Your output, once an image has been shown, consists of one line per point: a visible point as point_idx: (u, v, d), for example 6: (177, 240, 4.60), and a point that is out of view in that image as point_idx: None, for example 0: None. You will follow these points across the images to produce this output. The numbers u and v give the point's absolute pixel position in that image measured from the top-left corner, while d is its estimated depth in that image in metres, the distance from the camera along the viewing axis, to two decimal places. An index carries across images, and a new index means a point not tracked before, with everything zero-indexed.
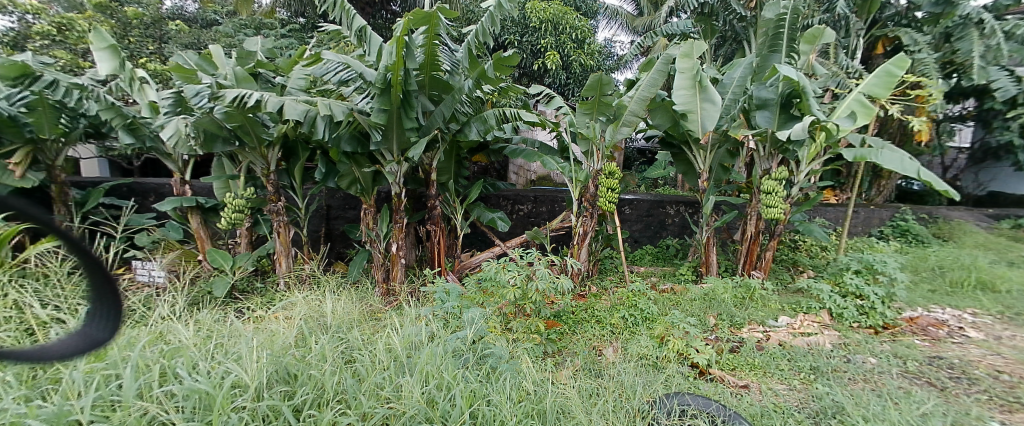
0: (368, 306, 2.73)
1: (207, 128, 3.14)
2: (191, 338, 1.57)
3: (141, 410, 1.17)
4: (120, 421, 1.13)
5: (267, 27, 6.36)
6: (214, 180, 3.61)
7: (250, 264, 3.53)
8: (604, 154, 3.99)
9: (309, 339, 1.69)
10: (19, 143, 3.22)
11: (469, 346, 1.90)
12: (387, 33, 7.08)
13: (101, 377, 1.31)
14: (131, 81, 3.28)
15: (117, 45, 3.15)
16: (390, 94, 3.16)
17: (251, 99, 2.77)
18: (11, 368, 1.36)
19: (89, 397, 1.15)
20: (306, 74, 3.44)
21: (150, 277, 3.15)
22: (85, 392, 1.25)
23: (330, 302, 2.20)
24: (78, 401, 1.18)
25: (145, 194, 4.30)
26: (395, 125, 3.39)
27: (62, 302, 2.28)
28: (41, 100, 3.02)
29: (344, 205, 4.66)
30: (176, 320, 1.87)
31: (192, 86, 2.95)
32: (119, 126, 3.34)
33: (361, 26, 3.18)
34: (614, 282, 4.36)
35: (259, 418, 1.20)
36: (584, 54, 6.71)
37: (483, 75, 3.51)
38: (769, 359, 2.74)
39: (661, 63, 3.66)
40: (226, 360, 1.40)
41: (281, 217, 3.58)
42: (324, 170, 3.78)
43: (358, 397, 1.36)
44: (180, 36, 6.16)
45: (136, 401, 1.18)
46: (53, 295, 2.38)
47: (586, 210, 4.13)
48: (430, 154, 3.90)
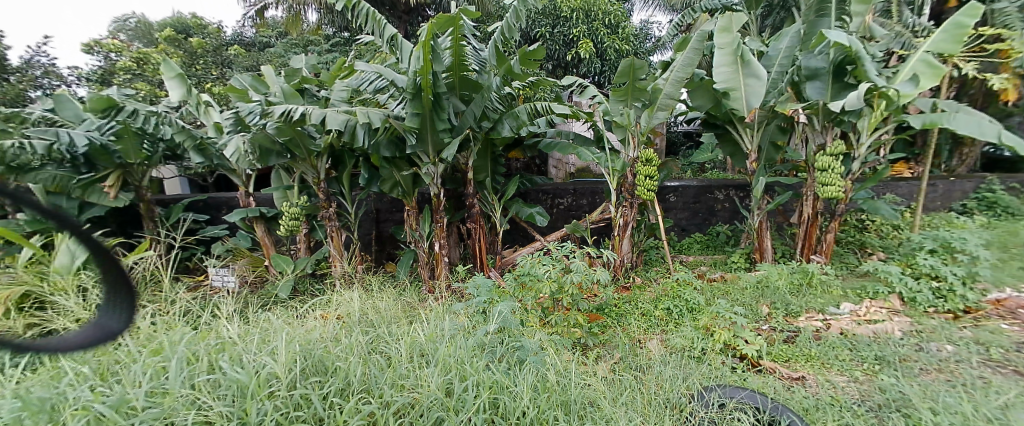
0: (409, 303, 2.82)
1: (262, 143, 3.39)
2: (240, 334, 1.70)
3: (188, 397, 1.28)
4: (170, 406, 1.24)
5: (314, 44, 6.79)
6: (273, 191, 3.88)
7: (309, 267, 3.78)
8: (641, 141, 3.85)
9: (344, 335, 1.79)
10: (110, 168, 3.59)
11: (499, 340, 1.96)
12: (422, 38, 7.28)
13: (157, 368, 1.44)
14: (198, 105, 3.57)
15: (183, 73, 3.47)
16: (421, 97, 3.26)
17: (296, 113, 2.95)
18: (91, 360, 1.54)
19: (142, 386, 1.25)
20: (346, 85, 3.62)
21: (224, 282, 3.36)
22: (142, 382, 1.37)
23: (372, 300, 2.31)
24: (136, 389, 1.29)
25: (219, 208, 4.67)
26: (429, 128, 3.49)
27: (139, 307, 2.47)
28: (126, 128, 3.33)
29: (391, 208, 4.86)
30: (236, 320, 2.03)
31: (246, 105, 3.20)
32: (190, 147, 3.66)
33: (392, 35, 3.30)
34: (660, 273, 4.21)
35: (292, 405, 1.30)
36: (618, 39, 6.54)
37: (510, 71, 3.55)
38: (827, 349, 2.54)
39: (696, 41, 3.47)
40: (266, 353, 1.51)
41: (333, 222, 3.81)
42: (368, 176, 3.95)
43: (381, 386, 1.43)
44: (240, 60, 6.74)
45: (181, 389, 1.29)
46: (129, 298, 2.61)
47: (625, 200, 4.02)
48: (465, 154, 4.00)
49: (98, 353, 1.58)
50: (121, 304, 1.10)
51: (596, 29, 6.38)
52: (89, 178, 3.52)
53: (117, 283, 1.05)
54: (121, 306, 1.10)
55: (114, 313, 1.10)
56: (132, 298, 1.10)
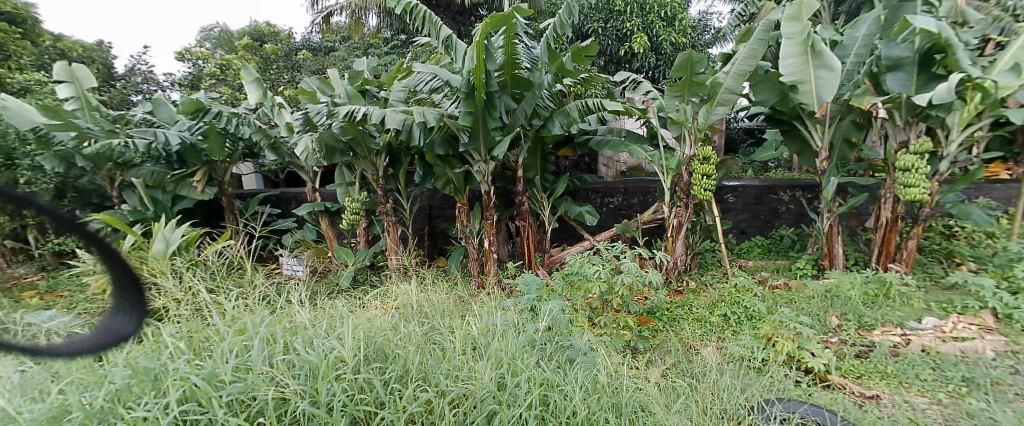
0: (460, 297, 2.90)
1: (328, 142, 3.62)
2: (309, 320, 1.83)
3: (267, 374, 1.34)
4: (254, 380, 1.30)
5: (374, 47, 7.13)
6: (336, 187, 4.13)
7: (366, 259, 3.98)
8: (698, 138, 3.68)
9: (401, 324, 1.87)
10: (199, 165, 3.98)
11: (549, 338, 1.98)
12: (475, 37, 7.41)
13: (241, 347, 1.54)
14: (272, 107, 3.87)
15: (260, 77, 3.76)
16: (474, 96, 3.32)
17: (359, 113, 3.12)
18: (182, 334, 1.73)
19: (230, 360, 1.30)
20: (404, 86, 3.76)
21: (294, 271, 3.69)
22: (228, 359, 1.44)
23: (425, 293, 2.39)
24: (223, 365, 1.34)
25: (289, 202, 4.98)
26: (481, 126, 3.55)
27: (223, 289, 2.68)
28: (211, 128, 3.69)
29: (443, 204, 5.01)
30: (306, 305, 2.18)
31: (315, 107, 3.43)
32: (265, 145, 3.89)
33: (447, 36, 3.39)
34: (716, 277, 4.00)
35: (357, 388, 1.36)
36: (675, 32, 6.28)
37: (562, 68, 3.54)
38: (906, 367, 2.30)
39: (760, 31, 3.23)
40: (333, 338, 1.59)
41: (390, 217, 3.99)
42: (422, 173, 4.09)
43: (437, 375, 1.48)
44: (308, 64, 7.22)
45: (262, 366, 1.35)
46: (216, 280, 2.85)
47: (680, 200, 3.86)
48: (515, 152, 4.04)
49: (191, 326, 1.77)
50: (134, 308, 1.28)
51: (651, 22, 6.16)
52: (181, 173, 3.93)
53: (127, 286, 1.23)
54: (134, 310, 1.28)
55: (127, 317, 1.27)
56: (140, 299, 1.28)
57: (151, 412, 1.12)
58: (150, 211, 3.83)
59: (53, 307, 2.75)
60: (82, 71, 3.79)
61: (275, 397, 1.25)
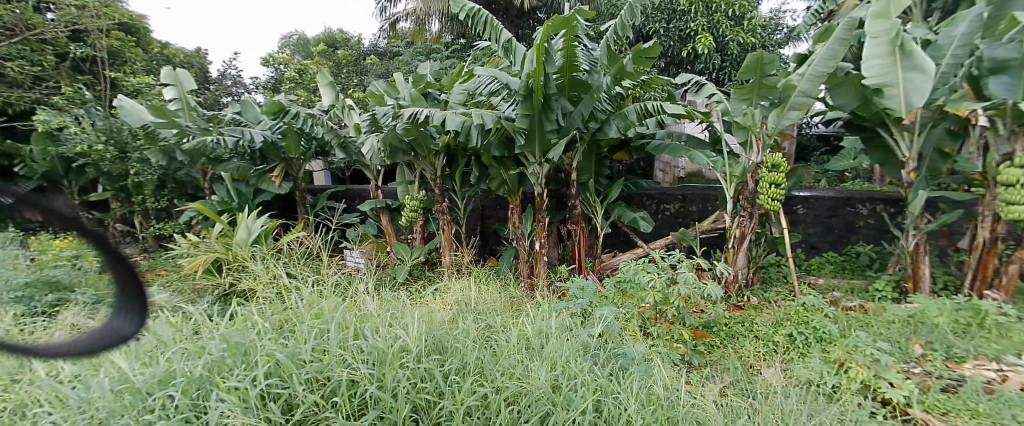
0: (512, 298, 2.93)
1: (392, 142, 3.80)
2: (373, 308, 1.95)
3: (340, 356, 1.38)
4: (330, 360, 1.35)
5: (436, 51, 7.42)
6: (397, 185, 4.33)
7: (422, 255, 4.14)
8: (767, 145, 3.41)
9: (457, 319, 1.93)
10: (277, 161, 4.33)
11: (600, 344, 1.98)
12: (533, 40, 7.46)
13: (319, 329, 1.58)
14: (342, 109, 4.12)
15: (333, 80, 4.02)
16: (532, 99, 3.34)
17: (422, 115, 3.25)
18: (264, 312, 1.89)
19: (308, 340, 1.36)
20: (463, 89, 3.85)
21: (356, 263, 3.85)
22: (307, 339, 1.49)
23: (478, 291, 2.45)
24: (303, 345, 1.39)
25: (354, 198, 5.30)
26: (537, 129, 3.57)
27: (300, 275, 2.90)
28: (290, 128, 4.00)
29: (496, 205, 5.09)
30: (370, 295, 2.32)
31: (381, 108, 3.61)
32: (335, 144, 4.14)
33: (507, 40, 3.44)
34: (781, 295, 3.71)
35: (419, 376, 1.40)
36: (744, 31, 5.94)
37: (622, 70, 3.46)
38: (1004, 407, 2.01)
39: (842, 30, 2.98)
40: (397, 328, 1.65)
41: (446, 215, 4.11)
42: (478, 174, 4.17)
43: (493, 372, 1.50)
44: (374, 68, 7.65)
45: (336, 348, 1.39)
46: (295, 267, 3.10)
47: (744, 209, 3.62)
48: (570, 155, 4.02)
49: (269, 306, 1.94)
50: (133, 305, 1.10)
51: (718, 22, 5.88)
52: (263, 168, 4.31)
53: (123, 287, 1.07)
54: (134, 308, 1.10)
55: (126, 318, 1.11)
56: (139, 303, 1.11)
57: (242, 382, 1.20)
58: (236, 202, 4.23)
59: (153, 283, 3.12)
60: (183, 75, 4.19)
61: (349, 377, 1.29)
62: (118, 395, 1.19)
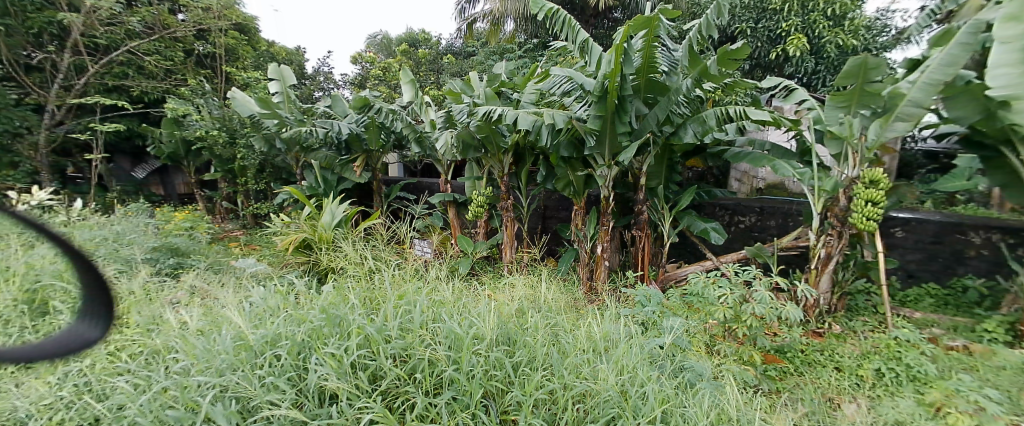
0: (573, 299, 2.91)
1: (465, 139, 3.93)
2: (448, 291, 2.04)
3: (422, 336, 1.44)
4: (415, 338, 1.41)
5: (510, 51, 7.57)
6: (465, 180, 4.48)
7: (484, 250, 4.23)
8: (865, 158, 3.05)
9: (525, 313, 1.95)
10: (359, 152, 4.64)
11: (667, 355, 1.92)
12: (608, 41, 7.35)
13: (404, 310, 1.59)
14: (420, 105, 4.31)
15: (414, 78, 4.22)
16: (606, 100, 3.28)
17: (495, 114, 3.32)
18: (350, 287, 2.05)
19: (395, 318, 1.43)
20: (536, 88, 3.86)
21: (423, 252, 3.98)
22: (394, 317, 1.54)
23: (544, 289, 2.47)
24: (390, 323, 1.46)
25: (424, 191, 5.55)
26: (609, 130, 3.48)
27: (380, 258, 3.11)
28: (373, 122, 4.27)
29: (559, 206, 5.05)
30: (442, 282, 2.43)
31: (458, 106, 3.75)
32: (412, 138, 4.36)
33: (584, 40, 3.40)
34: (870, 325, 3.25)
35: (492, 363, 1.43)
36: (845, 32, 5.40)
37: (705, 72, 3.26)
38: None
39: (964, 33, 2.64)
40: (470, 316, 1.69)
41: (510, 213, 4.16)
42: (545, 174, 4.16)
43: (561, 370, 1.51)
44: (450, 67, 7.97)
45: (420, 328, 1.45)
46: (379, 251, 3.34)
47: (832, 227, 3.24)
48: (640, 158, 3.88)
49: (354, 282, 2.11)
50: (95, 301, 0.77)
51: (814, 21, 5.40)
52: (347, 158, 4.66)
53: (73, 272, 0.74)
54: (95, 304, 0.78)
55: (86, 315, 0.78)
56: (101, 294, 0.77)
57: (337, 350, 1.27)
58: (322, 189, 4.63)
59: (250, 255, 3.49)
60: (286, 71, 4.66)
61: (430, 357, 1.34)
62: (239, 346, 1.31)
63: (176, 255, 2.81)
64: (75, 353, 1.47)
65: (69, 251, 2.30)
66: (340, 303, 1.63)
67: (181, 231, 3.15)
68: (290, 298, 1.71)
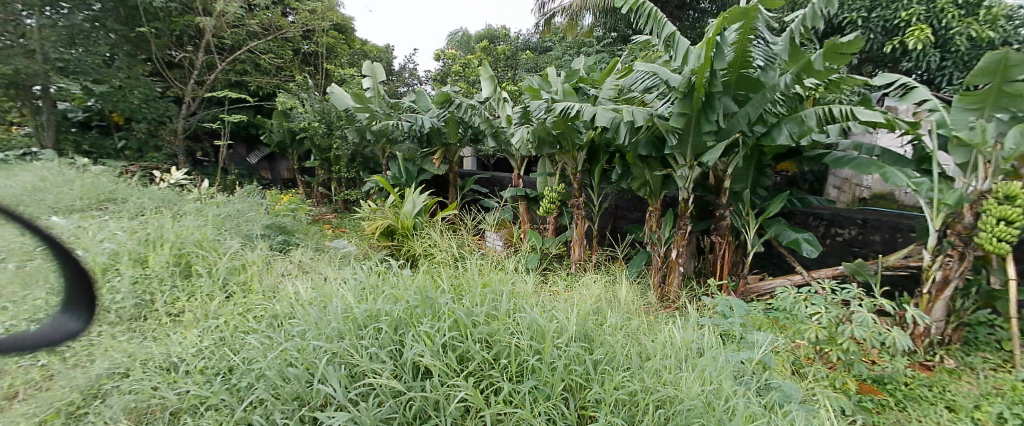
0: (647, 302, 2.80)
1: (540, 135, 3.93)
2: (527, 283, 2.09)
3: (507, 324, 1.49)
4: (501, 325, 1.47)
5: (587, 46, 7.49)
6: (538, 176, 4.51)
7: (552, 247, 4.19)
8: (1000, 171, 2.43)
9: (603, 312, 1.92)
10: (438, 146, 4.84)
11: (751, 372, 1.79)
12: (695, 36, 6.97)
13: (487, 298, 1.65)
14: (498, 100, 4.38)
15: (494, 74, 4.30)
16: (692, 97, 3.06)
17: (573, 110, 3.28)
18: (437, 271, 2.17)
19: (481, 305, 1.49)
20: (616, 84, 3.75)
21: (494, 245, 4.05)
22: (481, 304, 1.61)
23: (622, 289, 2.41)
24: (476, 310, 1.52)
25: (496, 185, 5.64)
26: (693, 129, 3.25)
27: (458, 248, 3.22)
28: (452, 116, 4.45)
29: (630, 206, 4.84)
30: (521, 272, 2.49)
31: (535, 102, 3.74)
32: (488, 133, 4.46)
33: (670, 33, 3.20)
34: (998, 364, 2.59)
35: (571, 357, 1.43)
36: (987, 20, 4.60)
37: (808, 68, 2.90)
38: None
39: None
40: (550, 309, 1.71)
41: (581, 211, 4.04)
42: (620, 172, 3.97)
43: (641, 372, 1.48)
44: (527, 63, 8.07)
45: (504, 318, 1.50)
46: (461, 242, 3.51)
47: (950, 247, 2.60)
48: (726, 160, 3.60)
49: (439, 267, 2.23)
50: (82, 294, 0.90)
51: (945, 9, 4.67)
52: (427, 151, 4.90)
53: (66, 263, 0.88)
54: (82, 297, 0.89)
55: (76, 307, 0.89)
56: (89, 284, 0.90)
57: (430, 329, 1.37)
58: (404, 179, 4.93)
59: (342, 237, 3.83)
60: (377, 68, 5.01)
61: (513, 345, 1.38)
62: (346, 317, 1.44)
63: (284, 233, 3.18)
64: (214, 310, 1.73)
65: (207, 223, 2.71)
66: (429, 286, 1.72)
67: (287, 211, 3.54)
68: (383, 277, 1.86)
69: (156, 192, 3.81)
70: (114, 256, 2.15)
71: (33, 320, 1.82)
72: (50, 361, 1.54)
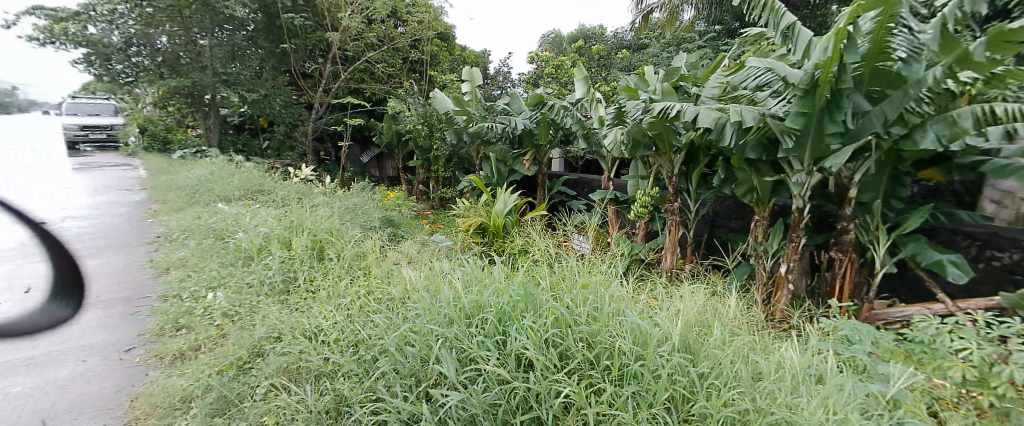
0: (755, 317, 2.57)
1: (635, 136, 3.80)
2: (625, 288, 2.03)
3: (612, 324, 1.50)
4: (605, 327, 1.47)
5: (689, 42, 7.08)
6: (630, 179, 4.37)
7: (642, 253, 4.07)
8: None
9: (710, 325, 1.80)
10: (529, 147, 4.94)
11: (883, 409, 1.54)
12: (821, 24, 6.17)
13: (589, 299, 1.67)
14: (591, 102, 4.36)
15: (587, 74, 4.28)
16: (816, 94, 2.61)
17: (672, 110, 3.12)
18: (535, 268, 2.21)
19: (585, 305, 1.52)
20: (722, 82, 3.47)
21: (580, 247, 4.00)
22: (585, 304, 1.64)
23: (729, 302, 2.23)
24: (576, 309, 1.56)
25: (584, 187, 5.53)
26: (813, 130, 2.74)
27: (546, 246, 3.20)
28: (544, 118, 4.53)
29: (730, 214, 4.36)
30: (617, 275, 2.43)
31: (631, 102, 3.64)
32: (579, 135, 4.42)
33: (790, 23, 2.82)
34: None
35: (673, 366, 1.38)
36: None
37: (966, 60, 2.30)
38: None
39: None
40: (654, 316, 1.68)
41: (675, 216, 3.87)
42: (722, 176, 3.65)
43: (752, 392, 1.36)
44: (623, 62, 7.86)
45: (605, 320, 1.50)
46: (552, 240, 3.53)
47: None
48: (853, 165, 2.88)
49: (536, 265, 2.28)
50: None
51: None
52: (518, 152, 5.01)
53: None
54: None
55: None
56: None
57: (535, 324, 1.42)
58: (495, 179, 5.12)
59: (439, 232, 4.11)
60: (476, 73, 5.28)
61: (615, 348, 1.37)
62: (455, 306, 1.57)
63: (392, 226, 3.51)
64: (343, 290, 1.98)
65: (333, 213, 3.11)
66: (530, 283, 1.78)
67: (395, 206, 3.91)
68: (486, 273, 1.95)
69: (292, 186, 4.46)
70: (267, 240, 2.58)
71: (211, 287, 2.26)
72: (225, 322, 1.91)
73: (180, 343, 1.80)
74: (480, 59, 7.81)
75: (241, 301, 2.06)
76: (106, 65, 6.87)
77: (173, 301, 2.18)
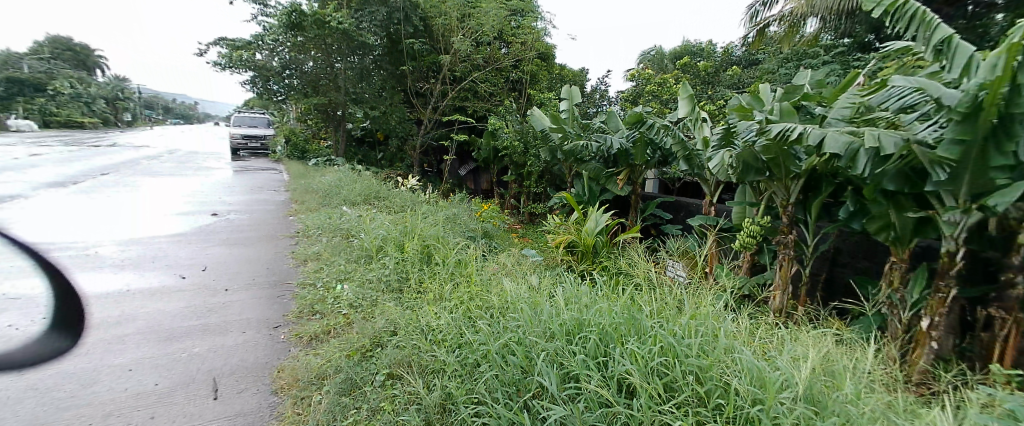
0: (891, 373, 2.19)
1: (746, 159, 3.50)
2: (734, 324, 1.88)
3: (723, 361, 1.41)
4: (717, 363, 1.39)
5: (811, 58, 6.45)
6: (735, 205, 4.05)
7: (746, 287, 3.72)
8: None
9: (839, 376, 1.58)
10: (623, 167, 4.84)
11: None
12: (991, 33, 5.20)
13: (698, 332, 1.58)
14: (695, 121, 4.14)
15: (692, 92, 4.07)
16: (980, 119, 2.08)
17: (793, 132, 2.83)
18: (634, 292, 2.14)
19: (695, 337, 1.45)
20: (855, 101, 3.05)
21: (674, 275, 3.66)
22: (695, 335, 1.56)
23: (866, 352, 1.94)
24: (682, 340, 1.49)
25: (680, 210, 5.25)
26: (975, 162, 2.21)
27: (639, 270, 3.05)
28: (642, 137, 4.42)
29: (857, 251, 3.79)
30: (723, 307, 2.27)
31: (745, 122, 3.38)
32: (680, 156, 4.22)
33: (947, 36, 2.33)
34: None
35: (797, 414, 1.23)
36: None
37: None
38: None
39: None
40: (772, 358, 1.54)
41: (788, 250, 3.48)
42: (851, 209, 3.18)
43: None
44: (731, 80, 7.40)
45: (715, 355, 1.42)
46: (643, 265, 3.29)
47: None
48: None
49: (634, 289, 2.22)
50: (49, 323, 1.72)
51: None
52: (612, 171, 4.93)
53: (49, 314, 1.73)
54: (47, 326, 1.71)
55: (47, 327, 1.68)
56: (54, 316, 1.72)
57: (640, 350, 1.40)
58: (586, 198, 5.10)
59: (529, 246, 4.21)
60: (575, 91, 5.37)
61: (728, 387, 1.28)
62: (556, 321, 1.60)
63: (488, 237, 3.69)
64: (449, 294, 2.13)
65: (438, 222, 3.37)
66: (633, 308, 1.74)
67: (490, 218, 4.10)
68: (585, 292, 1.95)
69: (403, 194, 4.91)
70: (384, 242, 2.86)
71: (339, 280, 2.57)
72: (351, 312, 2.16)
73: (315, 326, 2.07)
74: (578, 77, 7.89)
75: (364, 295, 2.30)
76: (266, 85, 8.31)
77: (309, 289, 2.53)
